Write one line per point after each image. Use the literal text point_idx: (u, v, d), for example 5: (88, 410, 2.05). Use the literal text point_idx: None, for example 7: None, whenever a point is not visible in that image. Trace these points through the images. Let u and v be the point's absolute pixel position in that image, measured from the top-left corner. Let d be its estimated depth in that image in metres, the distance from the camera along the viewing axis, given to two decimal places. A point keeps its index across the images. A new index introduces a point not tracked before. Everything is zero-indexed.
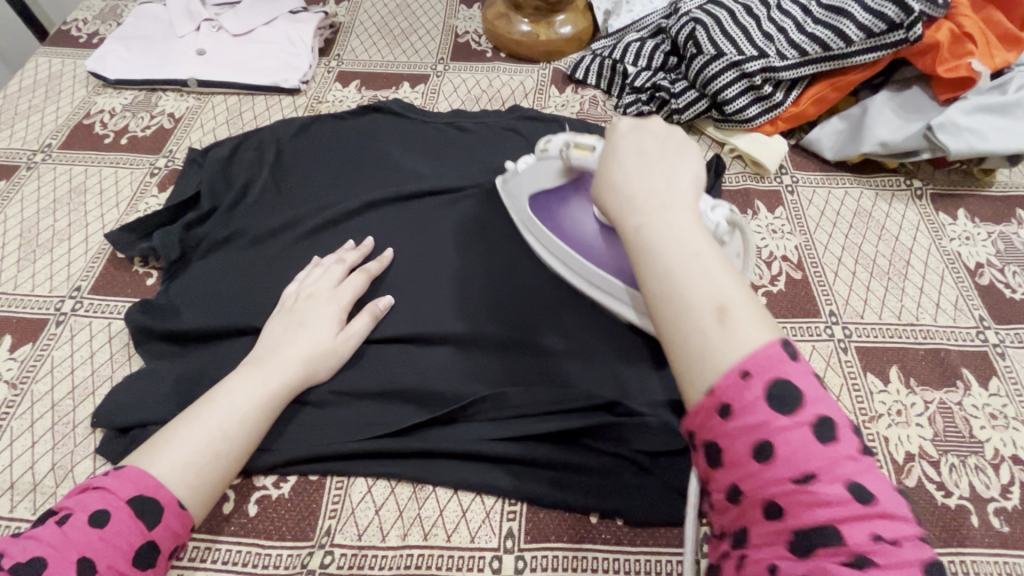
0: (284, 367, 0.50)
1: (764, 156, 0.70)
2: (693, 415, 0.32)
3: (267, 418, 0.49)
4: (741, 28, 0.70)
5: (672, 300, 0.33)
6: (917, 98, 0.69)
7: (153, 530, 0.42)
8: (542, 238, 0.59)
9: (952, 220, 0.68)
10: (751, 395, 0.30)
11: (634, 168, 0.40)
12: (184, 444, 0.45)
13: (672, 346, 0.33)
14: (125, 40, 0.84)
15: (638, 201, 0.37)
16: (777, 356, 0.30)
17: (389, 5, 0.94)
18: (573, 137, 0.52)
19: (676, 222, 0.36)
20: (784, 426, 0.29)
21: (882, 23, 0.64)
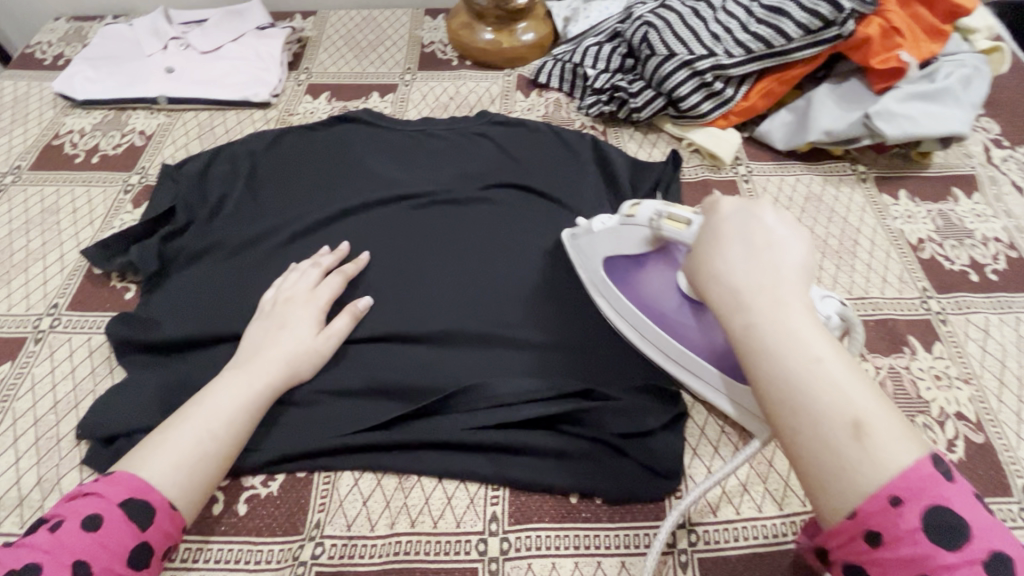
0: (267, 369, 0.51)
1: (719, 148, 0.74)
2: (837, 537, 0.34)
3: (253, 419, 0.50)
4: (690, 30, 0.74)
5: (800, 416, 0.34)
6: (856, 90, 0.74)
7: (146, 531, 0.43)
8: (617, 306, 0.57)
9: (895, 201, 0.73)
10: (905, 526, 0.32)
11: (743, 259, 0.40)
12: (173, 447, 0.46)
13: (802, 460, 0.35)
14: (93, 61, 0.85)
15: (751, 301, 0.38)
16: (931, 485, 0.32)
17: (356, 19, 0.97)
18: (666, 209, 0.51)
19: (798, 327, 0.36)
20: (950, 563, 0.31)
21: (818, 21, 0.69)
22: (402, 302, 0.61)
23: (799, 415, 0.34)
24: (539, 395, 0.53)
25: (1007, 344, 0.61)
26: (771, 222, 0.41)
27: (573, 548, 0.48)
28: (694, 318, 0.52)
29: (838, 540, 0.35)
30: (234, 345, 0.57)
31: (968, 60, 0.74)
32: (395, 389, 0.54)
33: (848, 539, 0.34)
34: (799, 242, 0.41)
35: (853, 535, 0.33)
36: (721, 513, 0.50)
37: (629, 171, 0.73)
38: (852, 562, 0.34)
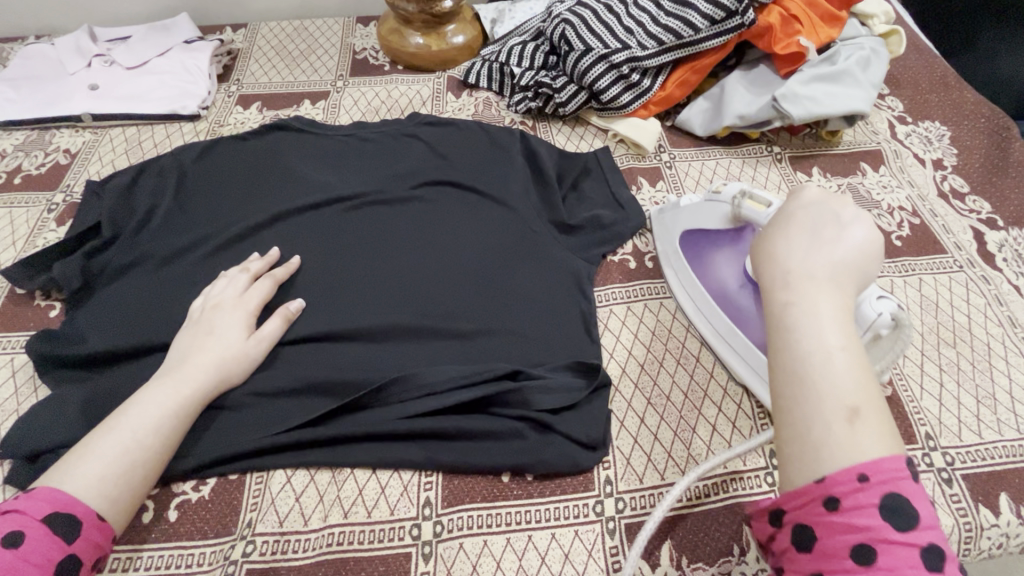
0: (196, 375, 0.51)
1: (642, 137, 0.77)
2: (796, 498, 0.36)
3: (183, 425, 0.50)
4: (604, 25, 0.77)
5: (803, 386, 0.38)
6: (764, 75, 0.78)
7: (73, 544, 0.42)
8: (681, 274, 0.65)
9: (808, 177, 0.77)
10: (863, 498, 0.34)
11: (805, 246, 0.44)
12: (98, 459, 0.46)
13: (785, 423, 0.38)
14: (13, 81, 0.84)
15: (798, 283, 0.42)
16: (895, 471, 0.35)
17: (287, 29, 0.97)
18: (749, 189, 0.58)
19: (829, 313, 0.40)
20: (893, 540, 0.33)
21: (721, 11, 0.73)
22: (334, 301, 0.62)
23: (801, 384, 0.38)
24: (468, 381, 0.55)
25: (911, 304, 0.65)
26: (847, 222, 0.44)
27: (504, 525, 0.49)
28: (753, 299, 0.60)
29: (796, 501, 0.36)
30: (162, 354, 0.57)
31: (865, 44, 0.78)
32: (326, 385, 0.55)
33: (806, 500, 0.36)
34: (869, 247, 0.44)
35: (813, 497, 0.35)
36: (646, 479, 0.52)
37: (556, 163, 0.76)
38: (801, 525, 0.36)
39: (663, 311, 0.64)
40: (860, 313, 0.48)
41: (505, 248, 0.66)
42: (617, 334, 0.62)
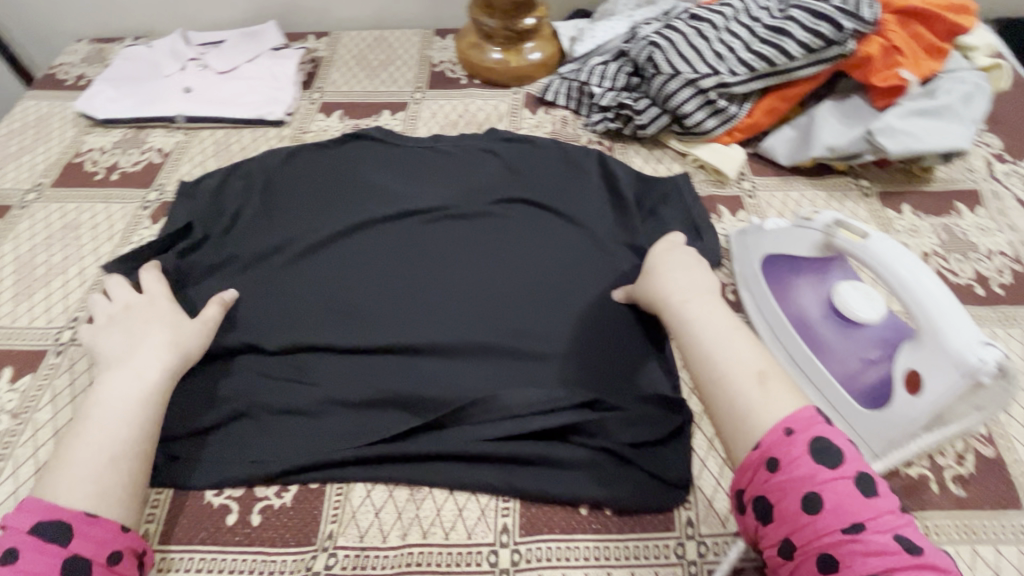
0: (147, 359, 0.51)
1: (725, 163, 0.76)
2: (747, 471, 0.42)
3: (157, 410, 0.50)
4: (695, 49, 0.75)
5: (719, 374, 0.46)
6: (858, 107, 0.75)
7: (70, 546, 0.41)
8: (760, 298, 0.61)
9: (899, 215, 0.74)
10: (796, 450, 0.40)
11: (661, 270, 0.57)
12: (88, 462, 0.45)
13: (715, 406, 0.46)
14: (113, 81, 0.88)
15: (675, 293, 0.54)
16: (810, 419, 0.41)
17: (367, 39, 0.99)
18: (846, 219, 0.52)
19: (711, 309, 0.51)
20: (829, 479, 0.38)
21: (819, 40, 0.71)
22: None
23: (713, 370, 0.47)
24: (551, 408, 0.54)
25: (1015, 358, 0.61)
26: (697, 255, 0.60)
27: (583, 560, 0.48)
28: (839, 332, 0.55)
29: (748, 477, 0.42)
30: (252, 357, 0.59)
31: (969, 78, 0.74)
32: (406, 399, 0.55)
33: (756, 472, 0.41)
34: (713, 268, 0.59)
35: (759, 467, 0.41)
36: (730, 525, 0.50)
37: (634, 187, 0.74)
38: (759, 497, 0.40)
39: None
40: (959, 356, 0.43)
41: (584, 272, 0.66)
42: None
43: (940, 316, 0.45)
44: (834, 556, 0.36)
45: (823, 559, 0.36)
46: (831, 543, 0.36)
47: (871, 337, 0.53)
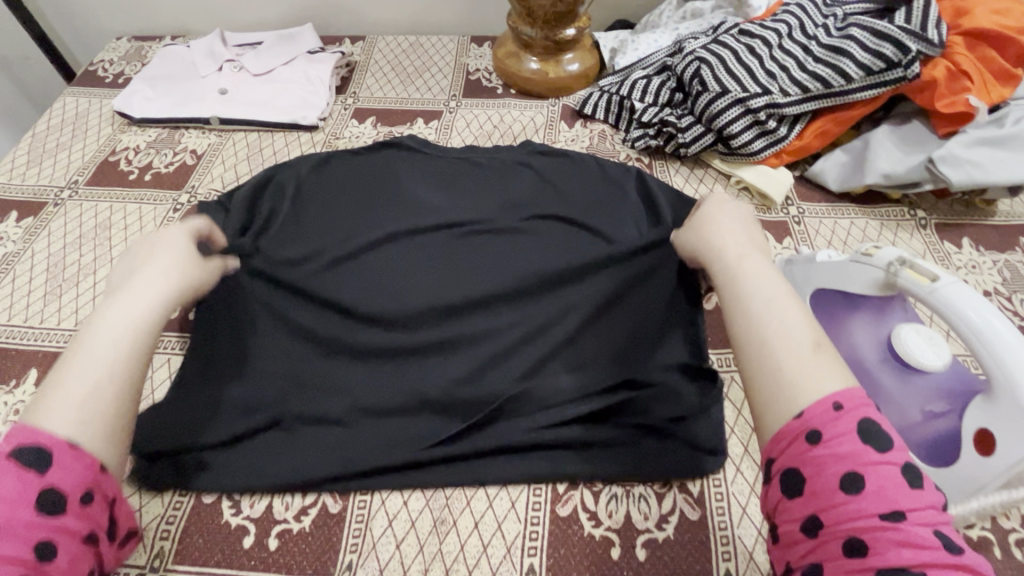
0: (144, 287, 0.49)
1: (770, 186, 0.72)
2: (781, 440, 0.36)
3: (151, 337, 0.46)
4: (745, 67, 0.72)
5: (766, 332, 0.40)
6: (917, 133, 0.71)
7: (47, 475, 0.36)
8: None
9: (957, 249, 0.69)
10: (842, 427, 0.34)
11: (716, 228, 0.53)
12: (71, 381, 0.41)
13: (752, 365, 0.40)
14: (151, 80, 0.88)
15: (733, 250, 0.49)
16: (865, 399, 0.35)
17: (403, 45, 0.98)
18: (913, 258, 0.49)
19: (768, 270, 0.46)
20: (875, 462, 0.33)
21: (881, 61, 0.67)
22: None
23: (760, 329, 0.41)
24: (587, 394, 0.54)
25: None
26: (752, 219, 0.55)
27: None
28: (898, 379, 0.50)
29: (780, 445, 0.36)
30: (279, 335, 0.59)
31: None
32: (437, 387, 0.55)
33: (790, 441, 0.35)
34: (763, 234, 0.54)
35: (796, 436, 0.35)
36: None
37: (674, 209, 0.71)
38: (789, 469, 0.35)
39: None
40: None
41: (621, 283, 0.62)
42: (739, 409, 0.57)
43: (1019, 374, 0.41)
44: (865, 541, 0.31)
45: (851, 543, 0.31)
46: (865, 527, 0.31)
47: (935, 386, 0.49)
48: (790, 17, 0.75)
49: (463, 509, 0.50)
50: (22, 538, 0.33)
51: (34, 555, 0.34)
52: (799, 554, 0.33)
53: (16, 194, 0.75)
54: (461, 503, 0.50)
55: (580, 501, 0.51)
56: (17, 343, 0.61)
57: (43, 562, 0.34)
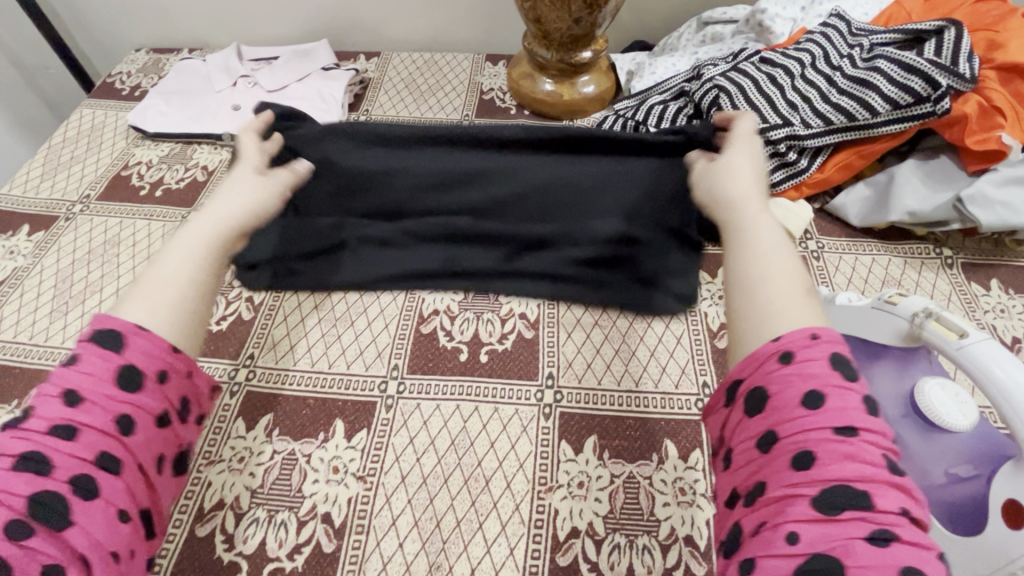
0: (222, 208, 0.49)
1: (789, 221, 0.69)
2: (754, 360, 0.35)
3: (222, 249, 0.47)
4: (766, 97, 0.70)
5: (762, 267, 0.39)
6: (946, 169, 0.68)
7: (126, 354, 0.37)
8: None
9: (985, 291, 0.65)
10: (816, 351, 0.34)
11: (732, 174, 0.49)
12: (149, 282, 0.42)
13: (738, 294, 0.39)
14: (166, 94, 0.88)
15: (744, 192, 0.47)
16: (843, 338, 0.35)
17: (417, 62, 0.97)
18: (940, 310, 0.46)
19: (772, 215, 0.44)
20: (840, 386, 0.32)
21: (909, 96, 0.65)
22: (440, 367, 0.61)
23: (758, 265, 0.40)
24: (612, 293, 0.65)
25: None
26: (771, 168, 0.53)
27: None
28: (921, 436, 0.48)
29: (751, 365, 0.36)
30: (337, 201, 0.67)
31: None
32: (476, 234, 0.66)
33: (762, 361, 0.35)
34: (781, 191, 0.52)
35: (769, 356, 0.35)
36: None
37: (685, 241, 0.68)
38: (754, 387, 0.35)
39: None
40: None
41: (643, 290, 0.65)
42: None
43: None
44: (813, 453, 0.31)
45: (800, 456, 0.31)
46: (815, 440, 0.31)
47: (959, 448, 0.47)
48: (814, 46, 0.73)
49: (460, 553, 0.49)
50: (107, 410, 0.36)
51: (118, 426, 0.36)
52: (747, 471, 0.33)
53: (29, 208, 0.76)
54: (459, 547, 0.49)
55: (581, 550, 0.49)
56: (21, 362, 0.61)
57: (125, 433, 0.36)
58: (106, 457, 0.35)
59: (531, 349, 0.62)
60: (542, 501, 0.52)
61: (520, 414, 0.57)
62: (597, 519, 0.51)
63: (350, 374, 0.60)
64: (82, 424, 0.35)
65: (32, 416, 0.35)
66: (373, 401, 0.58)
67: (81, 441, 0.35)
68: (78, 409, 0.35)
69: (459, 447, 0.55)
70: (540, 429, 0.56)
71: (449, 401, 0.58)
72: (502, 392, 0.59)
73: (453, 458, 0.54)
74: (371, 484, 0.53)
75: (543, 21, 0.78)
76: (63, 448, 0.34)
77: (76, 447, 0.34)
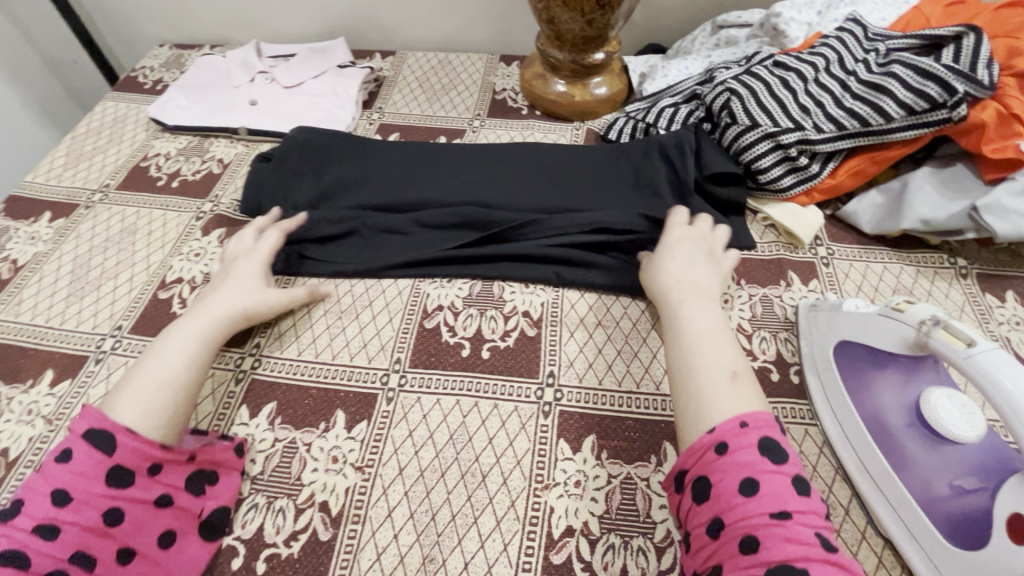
0: (217, 313, 0.58)
1: (799, 226, 0.69)
2: (697, 451, 0.45)
3: (212, 344, 0.56)
4: (778, 101, 0.69)
5: (693, 361, 0.50)
6: (961, 178, 0.67)
7: (113, 456, 0.46)
8: (830, 386, 0.55)
9: (1000, 303, 0.64)
10: (745, 440, 0.43)
11: (670, 264, 0.60)
12: (142, 381, 0.50)
13: (681, 386, 0.49)
14: (186, 89, 0.90)
15: (678, 286, 0.57)
16: (768, 422, 0.44)
17: (431, 61, 0.98)
18: (948, 319, 0.45)
19: (705, 315, 0.54)
20: (771, 472, 0.42)
21: (924, 102, 0.64)
22: (442, 362, 0.61)
23: (693, 359, 0.50)
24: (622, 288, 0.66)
25: None
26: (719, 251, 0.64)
27: None
28: (926, 447, 0.48)
29: (694, 457, 0.45)
30: (347, 198, 0.73)
31: None
32: (479, 220, 0.69)
33: (703, 452, 0.44)
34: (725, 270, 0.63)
35: (707, 447, 0.44)
36: None
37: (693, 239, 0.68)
38: (700, 477, 0.44)
39: (808, 441, 0.54)
40: None
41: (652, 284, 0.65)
42: None
43: None
44: (756, 537, 0.39)
45: (745, 541, 0.39)
46: (757, 526, 0.40)
47: (965, 459, 0.46)
48: (828, 50, 0.72)
49: (454, 547, 0.49)
50: (94, 507, 0.44)
51: (103, 521, 0.44)
52: (704, 554, 0.41)
53: (51, 195, 0.78)
54: (453, 541, 0.49)
55: (575, 549, 0.49)
56: (38, 344, 0.63)
57: (110, 525, 0.45)
58: (82, 554, 0.43)
59: (533, 346, 0.62)
60: (538, 499, 0.52)
61: (520, 411, 0.57)
62: (592, 518, 0.51)
63: (352, 366, 0.61)
64: (64, 524, 0.43)
65: (22, 513, 0.43)
66: (374, 394, 0.59)
67: (61, 540, 0.42)
68: (65, 509, 0.43)
69: (458, 441, 0.55)
70: (539, 427, 0.56)
71: (450, 396, 0.59)
72: (502, 388, 0.59)
73: (451, 452, 0.54)
74: (369, 475, 0.53)
75: (556, 22, 0.78)
76: (43, 547, 0.42)
77: (55, 546, 0.42)
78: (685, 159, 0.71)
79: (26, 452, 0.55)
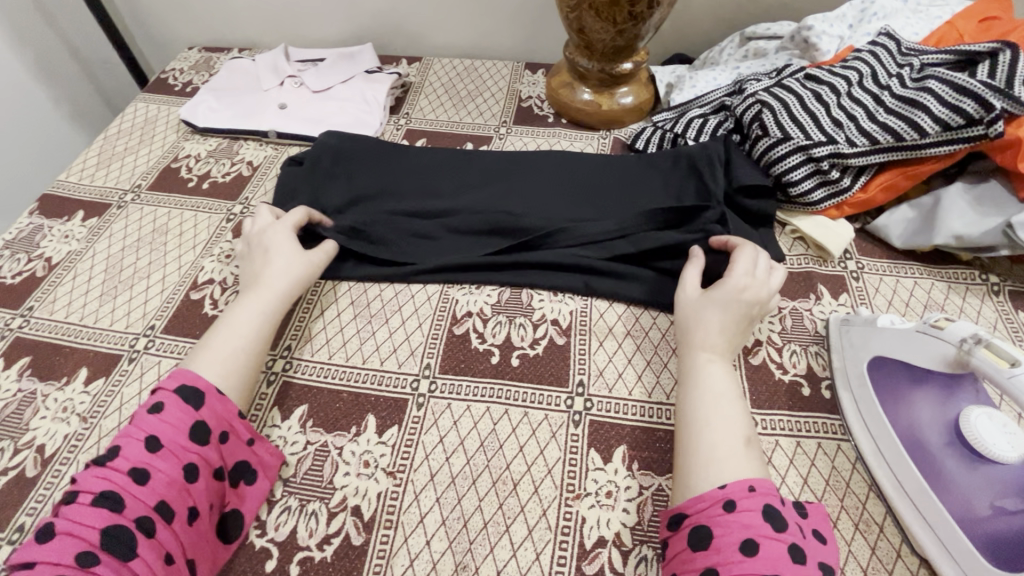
0: (278, 289, 0.60)
1: (829, 240, 0.68)
2: (703, 501, 0.45)
3: (274, 313, 0.59)
4: (810, 114, 0.70)
5: (712, 407, 0.51)
6: (995, 194, 0.66)
7: (200, 412, 0.49)
8: (864, 403, 0.54)
9: None
10: (750, 502, 0.43)
11: (702, 306, 0.58)
12: (218, 351, 0.54)
13: (692, 430, 0.50)
14: (216, 92, 0.91)
15: (707, 335, 0.56)
16: (771, 492, 0.45)
17: (457, 68, 0.99)
18: (990, 337, 0.46)
19: (722, 375, 0.54)
20: (771, 536, 0.42)
21: (960, 117, 0.64)
22: (472, 368, 0.61)
23: (709, 416, 0.50)
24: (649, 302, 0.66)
25: None
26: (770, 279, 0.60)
27: None
28: (966, 466, 0.47)
29: (699, 504, 0.45)
30: (378, 203, 0.74)
31: None
32: (508, 227, 0.69)
33: (709, 505, 0.44)
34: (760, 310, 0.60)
35: (713, 502, 0.44)
36: None
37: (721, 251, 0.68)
38: (699, 526, 0.44)
39: (841, 456, 0.54)
40: None
41: None
42: (783, 477, 0.53)
43: None
44: None
45: None
46: None
47: (1006, 480, 0.46)
48: (861, 65, 0.72)
49: (487, 555, 0.49)
50: (177, 458, 0.46)
51: (183, 476, 0.46)
52: None
53: (84, 194, 0.79)
54: (485, 548, 0.49)
55: (607, 560, 0.49)
56: (73, 341, 0.64)
57: (191, 481, 0.46)
58: (166, 505, 0.45)
59: (563, 355, 0.62)
60: (570, 508, 0.52)
61: (550, 420, 0.57)
62: (624, 529, 0.50)
63: (382, 370, 0.61)
64: (154, 469, 0.45)
65: (119, 456, 0.45)
66: (405, 399, 0.59)
67: (149, 486, 0.45)
68: (155, 455, 0.46)
69: (488, 449, 0.55)
70: (569, 436, 0.56)
71: (480, 402, 0.59)
72: (533, 396, 0.59)
73: (482, 459, 0.55)
74: (400, 481, 0.53)
75: (586, 31, 0.78)
76: (135, 490, 0.44)
77: (144, 491, 0.44)
78: (714, 171, 0.70)
79: (61, 450, 0.55)
